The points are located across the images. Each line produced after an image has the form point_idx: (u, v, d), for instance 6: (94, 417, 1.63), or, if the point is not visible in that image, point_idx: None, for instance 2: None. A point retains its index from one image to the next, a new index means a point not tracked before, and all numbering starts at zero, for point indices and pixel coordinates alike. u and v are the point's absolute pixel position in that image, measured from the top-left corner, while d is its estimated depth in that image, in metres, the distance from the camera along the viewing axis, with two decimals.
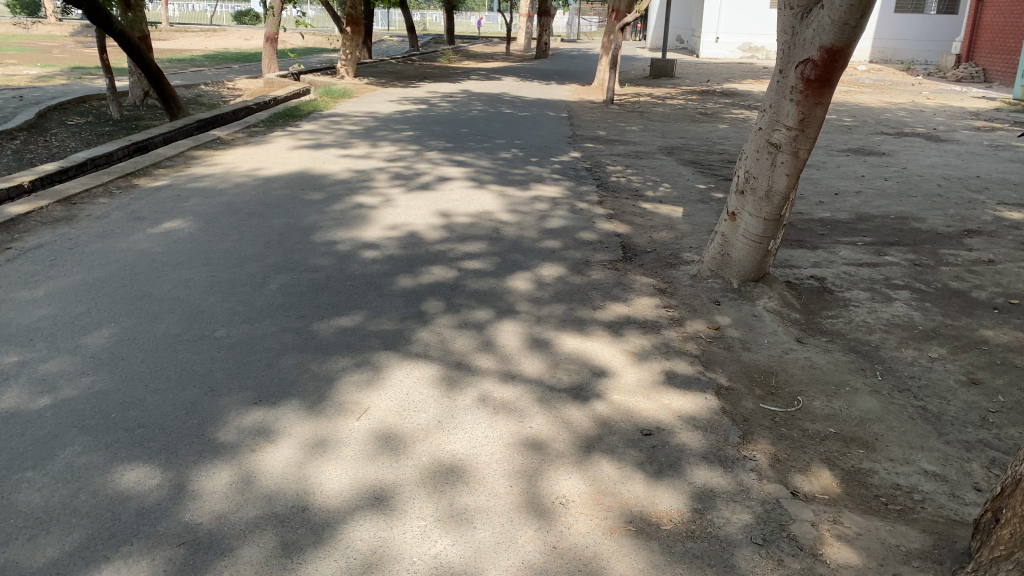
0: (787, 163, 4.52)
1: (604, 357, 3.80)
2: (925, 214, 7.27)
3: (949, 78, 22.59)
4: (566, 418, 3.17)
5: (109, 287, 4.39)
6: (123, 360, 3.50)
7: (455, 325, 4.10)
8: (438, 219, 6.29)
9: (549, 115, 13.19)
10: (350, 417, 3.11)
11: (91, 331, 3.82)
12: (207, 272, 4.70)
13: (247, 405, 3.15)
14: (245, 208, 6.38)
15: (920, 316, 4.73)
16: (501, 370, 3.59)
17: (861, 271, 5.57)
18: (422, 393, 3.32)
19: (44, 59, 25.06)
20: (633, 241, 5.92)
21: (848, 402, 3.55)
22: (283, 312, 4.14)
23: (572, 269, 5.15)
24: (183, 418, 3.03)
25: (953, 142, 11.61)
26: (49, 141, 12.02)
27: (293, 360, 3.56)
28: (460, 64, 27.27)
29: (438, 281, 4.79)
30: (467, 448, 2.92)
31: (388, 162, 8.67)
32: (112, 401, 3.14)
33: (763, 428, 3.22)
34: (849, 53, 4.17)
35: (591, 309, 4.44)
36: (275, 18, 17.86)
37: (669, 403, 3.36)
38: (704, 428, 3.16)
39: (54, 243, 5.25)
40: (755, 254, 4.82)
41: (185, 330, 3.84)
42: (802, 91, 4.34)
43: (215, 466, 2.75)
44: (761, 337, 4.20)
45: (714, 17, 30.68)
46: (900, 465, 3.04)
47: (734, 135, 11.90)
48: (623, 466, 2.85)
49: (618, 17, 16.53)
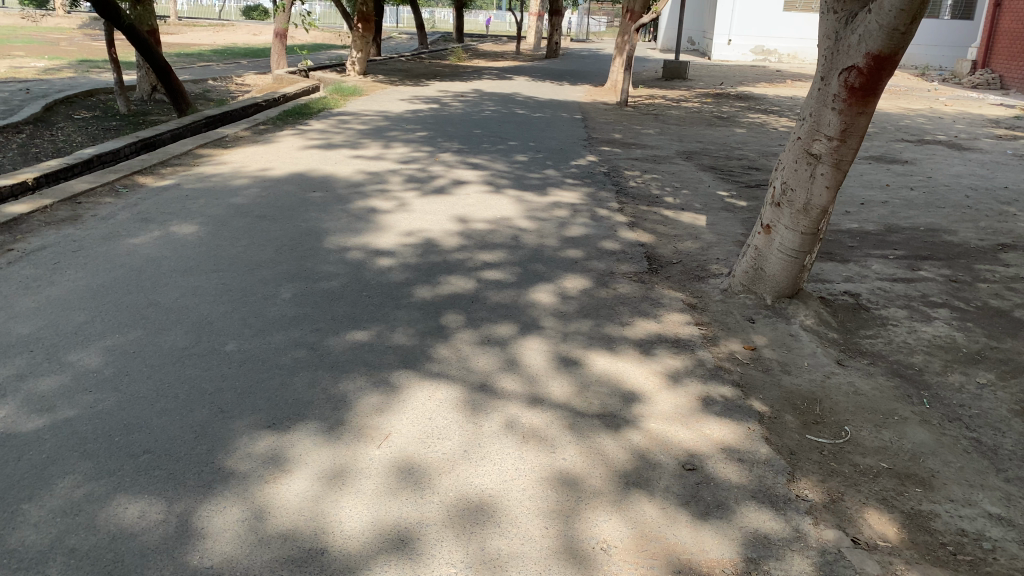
0: (827, 174, 4.30)
1: (636, 379, 3.58)
2: (956, 227, 7.04)
3: (965, 84, 22.23)
4: (602, 450, 2.95)
5: (113, 295, 4.19)
6: (127, 376, 3.30)
7: (477, 341, 3.88)
8: (455, 225, 6.07)
9: (563, 117, 12.99)
10: (370, 443, 2.89)
11: (93, 343, 3.61)
12: (217, 280, 4.49)
13: (260, 428, 2.94)
14: (255, 211, 6.17)
15: (963, 338, 4.48)
16: (529, 392, 3.37)
17: (896, 287, 5.34)
18: (446, 418, 3.11)
19: (52, 52, 24.92)
20: (657, 252, 5.70)
21: (898, 433, 3.32)
22: (297, 324, 3.93)
23: (596, 281, 4.93)
24: (191, 444, 2.82)
25: (977, 150, 11.38)
26: (55, 135, 11.82)
27: (308, 378, 3.35)
28: (468, 62, 27.00)
29: (457, 292, 4.57)
30: (497, 482, 2.71)
31: (401, 163, 8.47)
32: (117, 423, 2.93)
33: (811, 462, 3.00)
34: (897, 61, 3.93)
35: (618, 325, 4.23)
36: (284, 14, 17.67)
37: (709, 433, 3.13)
38: (748, 461, 2.94)
39: (57, 245, 5.05)
40: (791, 270, 4.59)
41: (194, 343, 3.64)
42: (845, 99, 4.11)
43: (228, 499, 2.54)
44: (800, 359, 3.97)
45: (726, 18, 30.37)
46: (962, 506, 2.81)
47: (752, 139, 11.67)
48: (667, 506, 2.63)
49: (634, 18, 16.27)
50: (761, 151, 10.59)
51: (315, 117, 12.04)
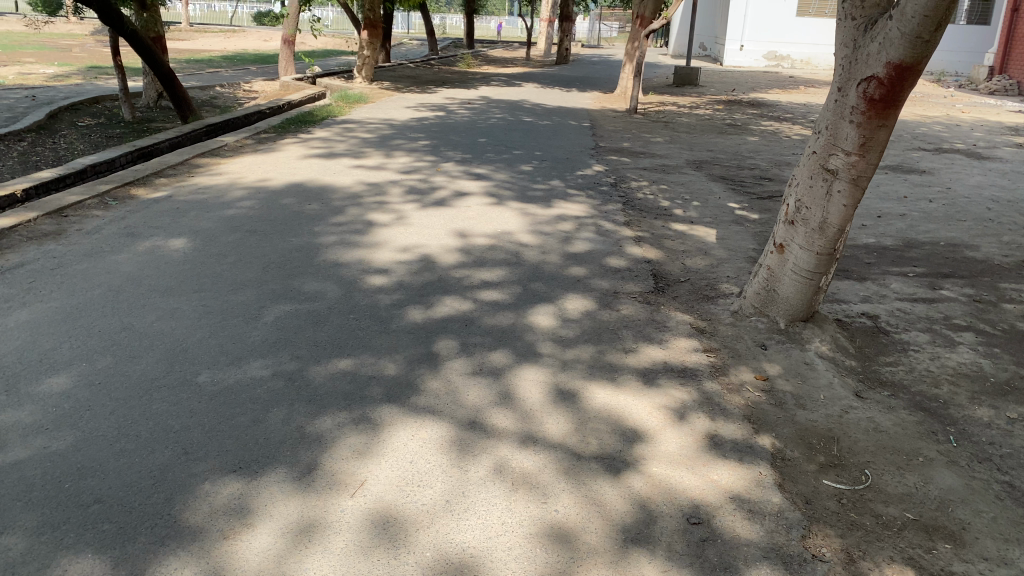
0: (845, 191, 4.04)
1: (639, 415, 3.32)
2: (978, 241, 6.74)
3: (981, 91, 21.81)
4: (598, 499, 2.69)
5: (87, 318, 3.97)
6: (89, 411, 3.06)
7: (470, 371, 3.62)
8: (453, 241, 5.82)
9: (571, 125, 12.75)
10: (343, 492, 2.64)
11: (58, 372, 3.39)
12: (197, 302, 4.26)
13: (224, 473, 2.70)
14: (246, 225, 5.95)
15: (991, 366, 4.19)
16: (522, 431, 3.11)
17: (917, 308, 5.06)
18: (429, 461, 2.86)
19: (62, 59, 24.89)
20: (665, 269, 5.43)
21: (924, 478, 3.04)
22: (277, 351, 3.69)
23: (599, 302, 4.67)
24: (147, 491, 2.58)
25: (997, 159, 11.06)
26: (56, 143, 11.66)
27: (283, 415, 3.10)
28: (478, 69, 26.82)
29: (451, 314, 4.32)
30: (481, 539, 2.45)
31: (403, 174, 8.24)
32: (69, 466, 2.70)
33: (829, 512, 2.73)
34: (920, 69, 3.66)
35: (621, 353, 3.96)
36: (292, 20, 17.50)
37: (717, 479, 2.86)
38: (758, 513, 2.67)
39: (36, 262, 4.84)
40: (806, 292, 4.32)
41: (165, 373, 3.40)
42: (864, 112, 3.84)
43: (180, 558, 2.30)
44: (815, 392, 3.69)
45: (738, 24, 30.11)
46: (997, 566, 2.52)
47: (765, 148, 11.40)
48: (668, 569, 2.36)
49: (644, 24, 15.99)
50: (773, 160, 10.32)
51: (318, 124, 11.83)
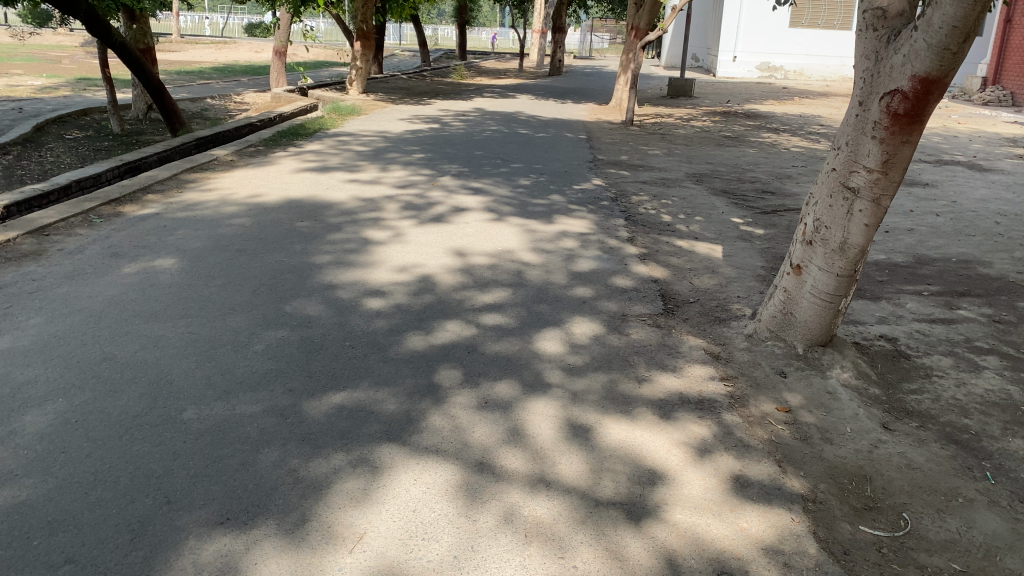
0: (867, 211, 3.84)
1: (658, 453, 3.09)
2: (990, 258, 6.55)
3: (975, 101, 21.71)
4: (621, 553, 2.46)
5: (66, 347, 3.73)
6: (63, 454, 2.82)
7: (475, 405, 3.38)
8: (453, 260, 5.60)
9: (567, 137, 12.54)
10: (340, 548, 2.41)
11: (32, 409, 3.14)
12: (184, 329, 4.02)
13: (211, 526, 2.46)
14: (236, 243, 5.72)
15: (1019, 393, 3.99)
16: (535, 472, 2.88)
17: (936, 329, 4.86)
18: (433, 510, 2.62)
19: (50, 70, 24.64)
20: (673, 288, 5.23)
21: (966, 522, 2.82)
22: (269, 383, 3.45)
23: (608, 326, 4.45)
24: (124, 549, 2.34)
25: (999, 171, 10.91)
26: (42, 156, 11.39)
27: (275, 456, 2.87)
28: (472, 80, 26.71)
29: (453, 341, 4.10)
30: None
31: (398, 189, 8.01)
32: (40, 519, 2.46)
33: (869, 565, 2.51)
34: (946, 84, 3.48)
35: (634, 382, 3.74)
36: (284, 31, 17.26)
37: (746, 526, 2.65)
38: (795, 568, 2.46)
39: (14, 285, 4.60)
40: (826, 316, 4.10)
41: (147, 410, 3.16)
42: (887, 127, 3.64)
43: None
44: (841, 425, 3.48)
45: (731, 35, 30.12)
46: None
47: (765, 160, 11.23)
48: None
49: (639, 35, 15.76)
50: (774, 173, 10.16)
51: (310, 137, 11.60)
